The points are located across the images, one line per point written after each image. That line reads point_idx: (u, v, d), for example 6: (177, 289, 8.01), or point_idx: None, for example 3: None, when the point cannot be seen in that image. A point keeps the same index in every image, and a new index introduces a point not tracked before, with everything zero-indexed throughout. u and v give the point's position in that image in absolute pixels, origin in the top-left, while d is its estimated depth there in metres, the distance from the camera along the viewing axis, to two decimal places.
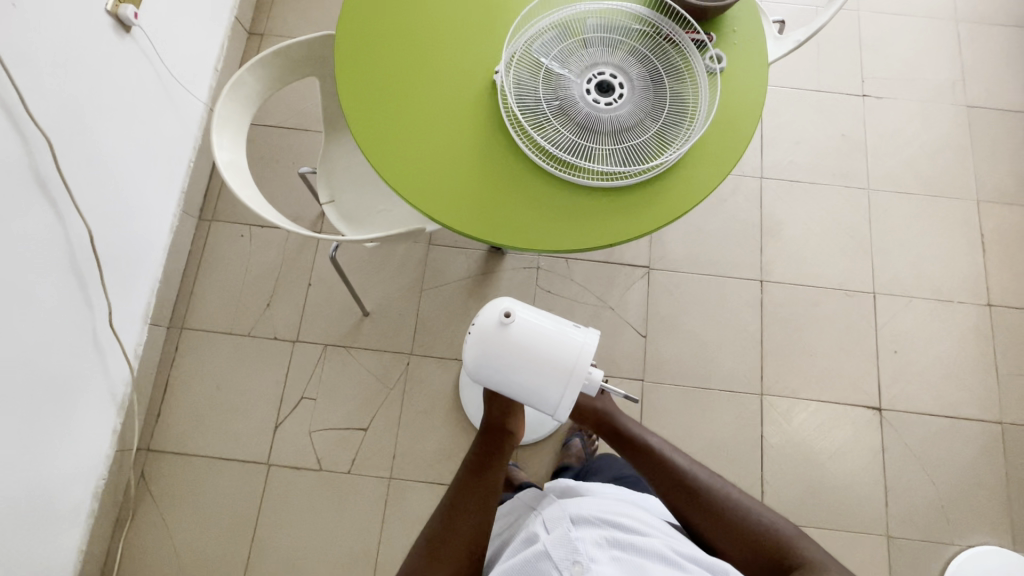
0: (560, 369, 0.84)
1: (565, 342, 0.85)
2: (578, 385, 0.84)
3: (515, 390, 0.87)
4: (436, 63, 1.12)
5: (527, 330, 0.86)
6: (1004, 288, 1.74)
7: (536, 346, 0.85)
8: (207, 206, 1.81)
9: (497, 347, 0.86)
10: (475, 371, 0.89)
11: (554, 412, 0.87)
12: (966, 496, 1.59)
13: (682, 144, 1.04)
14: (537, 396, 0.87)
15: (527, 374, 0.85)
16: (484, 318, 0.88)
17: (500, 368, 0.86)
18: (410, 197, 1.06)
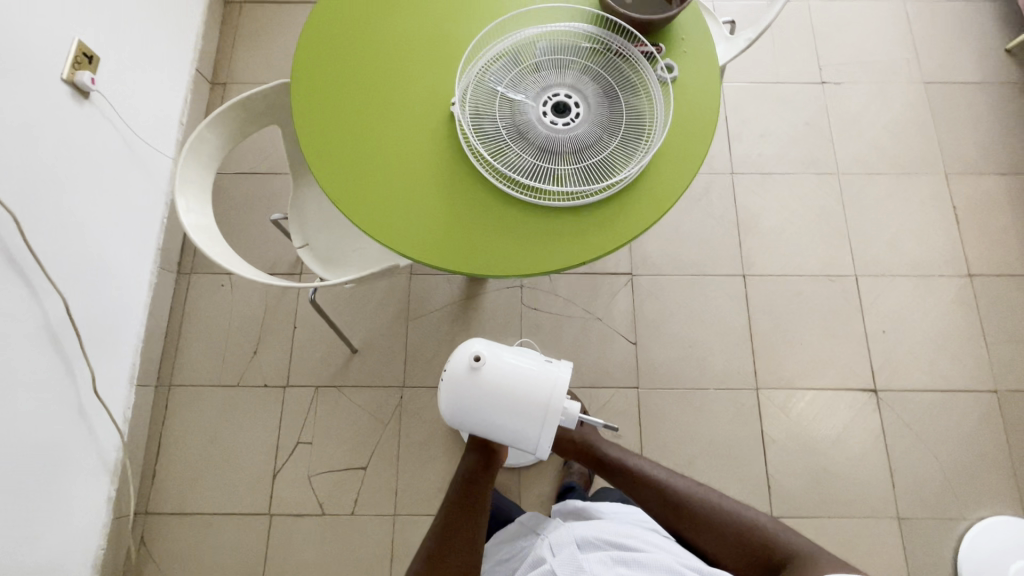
0: (536, 407, 0.84)
1: (538, 379, 0.85)
2: (556, 420, 0.84)
3: (494, 432, 0.87)
4: (392, 102, 1.13)
5: (498, 372, 0.86)
6: (982, 256, 1.76)
7: (509, 386, 0.85)
8: (184, 259, 1.80)
9: (470, 392, 0.86)
10: (452, 419, 0.89)
11: (535, 451, 0.86)
12: (970, 468, 1.59)
13: (643, 156, 1.05)
14: (516, 437, 0.86)
15: (502, 414, 0.85)
16: (454, 364, 0.88)
17: (476, 412, 0.86)
18: (380, 237, 1.06)
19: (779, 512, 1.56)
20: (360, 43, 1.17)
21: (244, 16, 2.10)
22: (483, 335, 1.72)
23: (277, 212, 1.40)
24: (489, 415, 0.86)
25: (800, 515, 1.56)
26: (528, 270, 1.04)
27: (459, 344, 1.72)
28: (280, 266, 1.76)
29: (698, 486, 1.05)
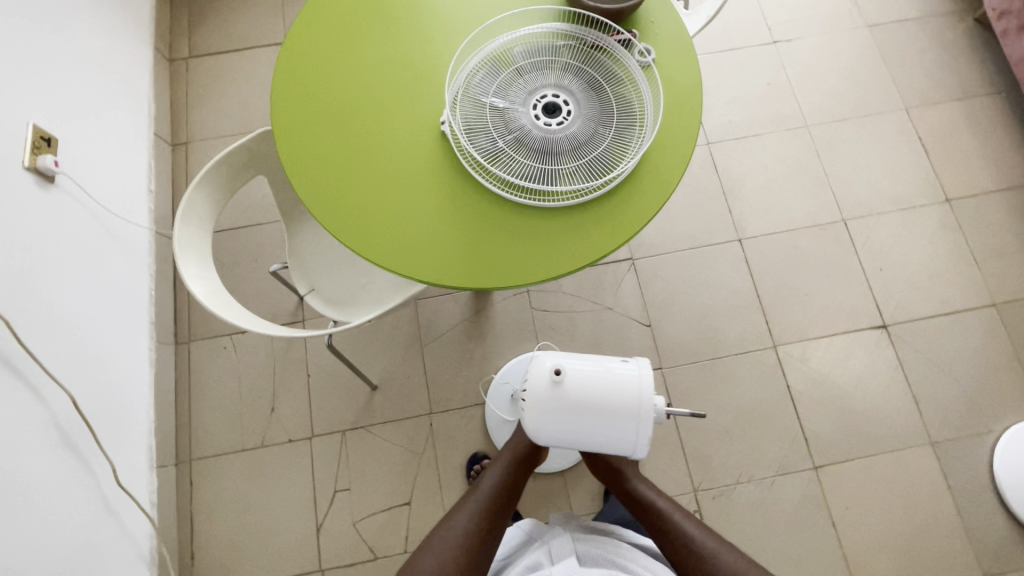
0: (627, 407, 0.84)
1: (622, 380, 0.85)
2: (650, 417, 0.84)
3: (588, 441, 0.87)
4: (381, 130, 1.12)
5: (583, 381, 0.85)
6: (955, 180, 1.83)
7: (596, 393, 0.84)
8: (180, 329, 1.74)
9: (558, 407, 0.85)
10: (542, 436, 0.88)
11: (633, 452, 0.86)
12: (986, 382, 1.65)
13: (641, 140, 1.06)
14: (611, 441, 0.86)
15: (595, 422, 0.85)
16: (534, 382, 0.87)
17: (568, 425, 0.86)
18: (396, 268, 1.05)
19: (820, 460, 1.60)
20: (336, 77, 1.15)
21: (192, 71, 2.05)
22: (500, 346, 1.71)
23: (276, 262, 1.36)
24: (583, 426, 0.85)
25: (840, 459, 1.60)
26: (551, 274, 1.03)
27: (479, 360, 1.70)
28: (281, 316, 1.71)
29: (711, 539, 1.03)
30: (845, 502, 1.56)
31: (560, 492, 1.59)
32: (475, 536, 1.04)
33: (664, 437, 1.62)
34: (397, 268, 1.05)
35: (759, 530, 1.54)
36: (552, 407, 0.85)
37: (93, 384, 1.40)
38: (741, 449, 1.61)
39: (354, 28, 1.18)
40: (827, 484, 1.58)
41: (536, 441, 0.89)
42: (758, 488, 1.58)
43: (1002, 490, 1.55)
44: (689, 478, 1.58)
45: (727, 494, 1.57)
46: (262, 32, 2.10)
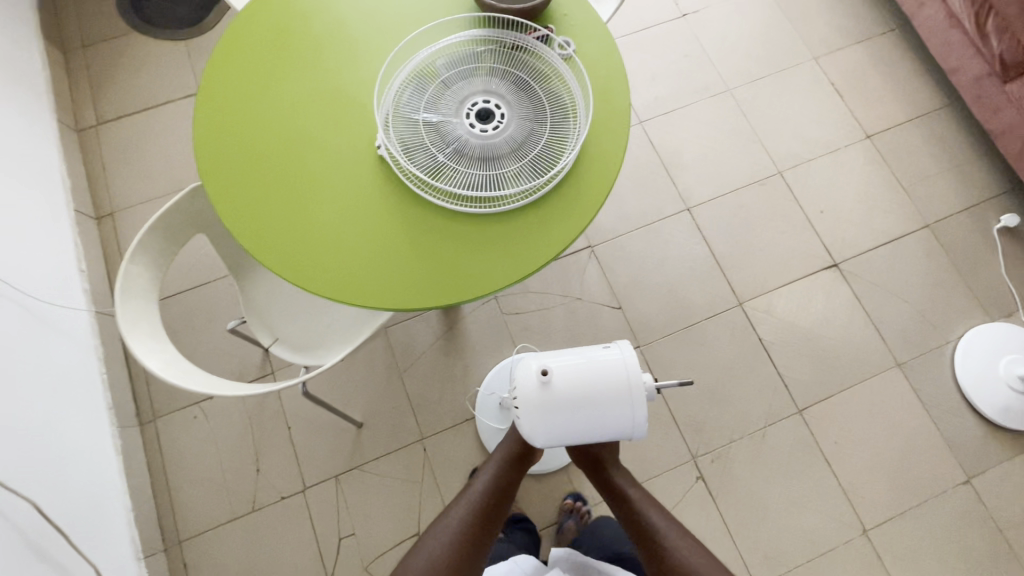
0: (618, 391, 0.85)
1: (609, 367, 0.86)
2: (642, 395, 0.85)
3: (587, 434, 0.87)
4: (318, 165, 1.09)
5: (571, 375, 0.85)
6: (871, 117, 1.95)
7: (586, 384, 0.85)
8: (142, 408, 1.64)
9: (551, 406, 0.85)
10: (542, 440, 0.87)
11: (634, 432, 0.87)
12: (935, 298, 1.76)
13: (577, 131, 1.07)
14: (609, 427, 0.86)
15: (591, 413, 0.85)
16: (523, 385, 0.86)
17: (566, 422, 0.86)
18: (360, 301, 1.02)
19: (803, 403, 1.66)
20: (260, 120, 1.12)
21: (105, 138, 1.94)
22: (479, 357, 1.70)
23: (233, 319, 1.31)
24: (581, 419, 0.85)
25: (821, 397, 1.67)
26: (518, 276, 1.03)
27: (461, 375, 1.68)
28: (249, 373, 1.65)
29: (676, 531, 1.08)
30: (833, 438, 1.63)
31: (565, 488, 1.59)
32: (467, 541, 1.04)
33: (655, 413, 1.65)
34: (363, 301, 1.02)
35: (761, 482, 1.59)
36: (547, 409, 0.85)
37: (60, 485, 1.30)
38: (729, 408, 1.65)
39: (269, 68, 1.15)
40: (814, 424, 1.64)
41: (537, 445, 0.88)
42: (752, 442, 1.62)
43: (968, 395, 1.65)
44: (685, 446, 1.61)
45: (725, 455, 1.61)
46: (172, 85, 2.02)
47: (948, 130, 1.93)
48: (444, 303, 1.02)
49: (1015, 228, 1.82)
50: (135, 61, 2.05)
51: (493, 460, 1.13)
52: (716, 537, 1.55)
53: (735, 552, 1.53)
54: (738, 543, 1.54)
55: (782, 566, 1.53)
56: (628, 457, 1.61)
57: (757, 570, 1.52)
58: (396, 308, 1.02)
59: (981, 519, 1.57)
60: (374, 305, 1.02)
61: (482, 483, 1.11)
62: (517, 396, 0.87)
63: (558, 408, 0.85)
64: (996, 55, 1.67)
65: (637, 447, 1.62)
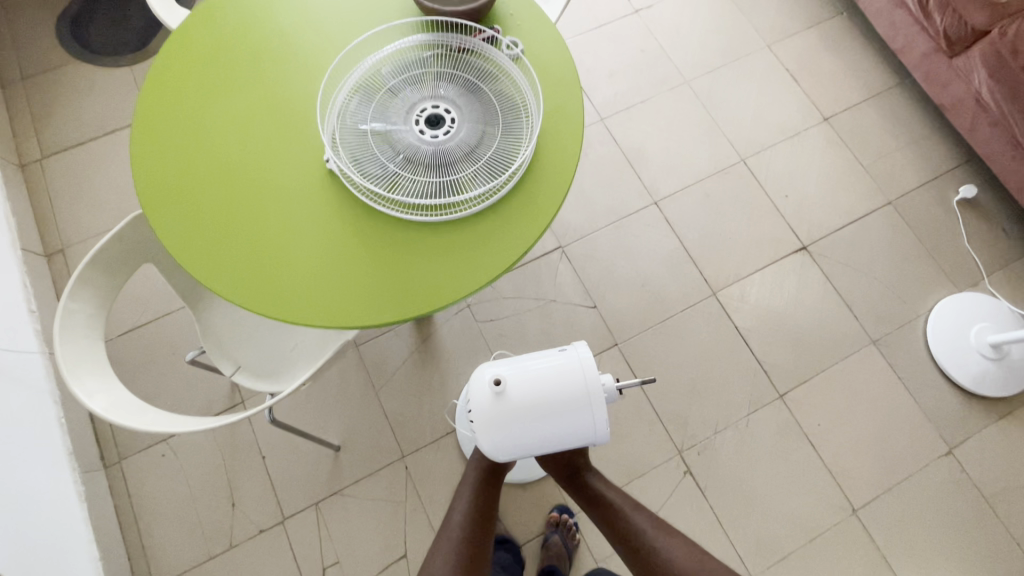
0: (576, 397, 0.82)
1: (565, 371, 0.83)
2: (601, 399, 0.83)
3: (548, 442, 0.84)
4: (266, 185, 1.05)
5: (525, 383, 0.82)
6: (827, 99, 1.97)
7: (542, 392, 0.82)
8: (107, 450, 1.57)
9: (505, 417, 0.82)
10: (500, 452, 0.84)
11: (596, 438, 0.85)
12: (904, 273, 1.78)
13: (530, 130, 1.05)
14: (569, 434, 0.84)
15: (548, 421, 0.82)
16: (476, 397, 0.83)
17: (524, 432, 0.83)
18: (320, 322, 0.98)
19: (783, 387, 1.66)
20: (200, 143, 1.07)
21: (51, 172, 1.87)
22: (455, 369, 1.66)
23: (191, 351, 1.25)
24: (538, 429, 0.83)
25: (801, 380, 1.67)
26: (480, 284, 1.00)
27: (438, 388, 1.64)
28: (217, 404, 1.58)
29: (660, 530, 1.07)
30: (816, 420, 1.63)
31: (553, 495, 1.56)
32: (460, 570, 1.02)
33: (637, 410, 1.63)
34: (323, 322, 0.98)
35: (749, 470, 1.58)
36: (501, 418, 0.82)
37: (32, 531, 1.23)
38: (710, 399, 1.64)
39: (206, 88, 1.11)
40: (796, 407, 1.64)
41: (496, 458, 0.85)
42: (736, 431, 1.61)
43: (943, 366, 1.67)
44: (669, 441, 1.60)
45: (710, 446, 1.60)
46: (119, 113, 1.95)
47: (902, 107, 1.96)
48: (407, 316, 0.98)
49: (974, 198, 1.85)
50: (79, 91, 1.98)
51: (465, 484, 1.12)
52: (708, 531, 1.53)
53: (728, 545, 1.52)
54: (729, 535, 1.53)
55: (776, 553, 1.51)
56: (614, 457, 1.58)
57: (751, 561, 1.50)
58: (357, 325, 0.98)
59: (966, 488, 1.58)
60: (335, 325, 0.98)
61: (460, 508, 1.10)
62: (472, 408, 0.84)
63: (512, 418, 0.82)
64: (941, 30, 1.70)
65: (622, 446, 1.59)
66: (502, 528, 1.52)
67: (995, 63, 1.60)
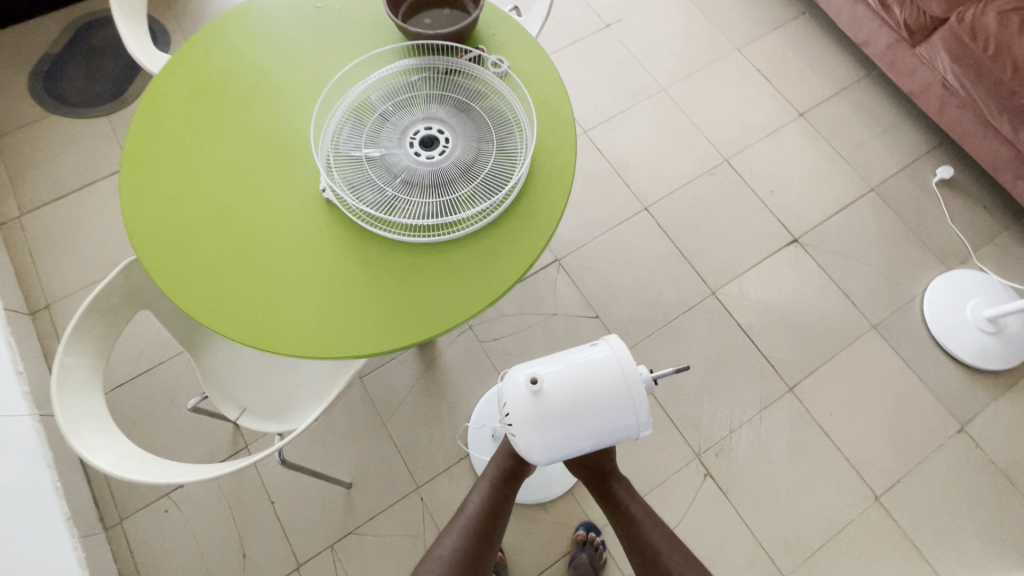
0: (616, 389, 0.80)
1: (601, 364, 0.81)
2: (642, 389, 0.81)
3: (591, 439, 0.82)
4: (265, 220, 1.04)
5: (562, 379, 0.81)
6: (800, 96, 2.03)
7: (580, 387, 0.80)
8: (106, 511, 1.50)
9: (545, 416, 0.80)
10: (544, 453, 0.82)
11: (640, 431, 0.83)
12: (894, 256, 1.81)
13: (525, 143, 1.05)
14: (613, 429, 0.82)
15: (590, 416, 0.80)
16: (514, 396, 0.82)
17: (564, 430, 0.81)
18: (333, 352, 0.95)
19: (792, 379, 1.66)
20: (194, 185, 1.06)
21: (30, 229, 1.82)
22: (463, 391, 1.63)
23: (193, 397, 1.20)
24: (580, 425, 0.81)
25: (808, 372, 1.67)
26: (492, 298, 0.98)
27: (447, 413, 1.61)
28: (221, 451, 1.54)
29: (673, 548, 1.06)
30: (828, 409, 1.63)
31: (575, 512, 1.52)
32: (463, 564, 1.03)
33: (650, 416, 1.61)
34: (336, 352, 0.96)
35: (768, 467, 1.57)
36: (542, 416, 0.80)
37: None
38: (722, 399, 1.63)
39: (195, 129, 1.10)
40: (807, 399, 1.63)
41: (536, 460, 0.83)
42: (751, 428, 1.60)
43: (945, 345, 1.69)
44: (686, 445, 1.58)
45: (727, 446, 1.59)
46: (97, 163, 1.92)
47: (872, 97, 2.02)
48: (422, 338, 0.96)
49: (951, 178, 1.90)
50: (55, 145, 1.95)
51: (486, 478, 1.11)
52: (734, 532, 1.50)
53: (756, 545, 1.49)
54: (756, 534, 1.50)
55: (805, 549, 1.49)
56: (632, 466, 1.56)
57: (781, 560, 1.48)
58: (372, 352, 0.96)
59: (983, 464, 1.58)
60: (349, 354, 0.96)
61: (478, 499, 1.10)
62: (509, 409, 0.83)
63: (553, 416, 0.80)
64: (902, 22, 1.78)
65: (639, 454, 1.57)
66: (526, 551, 1.48)
67: (958, 48, 1.69)
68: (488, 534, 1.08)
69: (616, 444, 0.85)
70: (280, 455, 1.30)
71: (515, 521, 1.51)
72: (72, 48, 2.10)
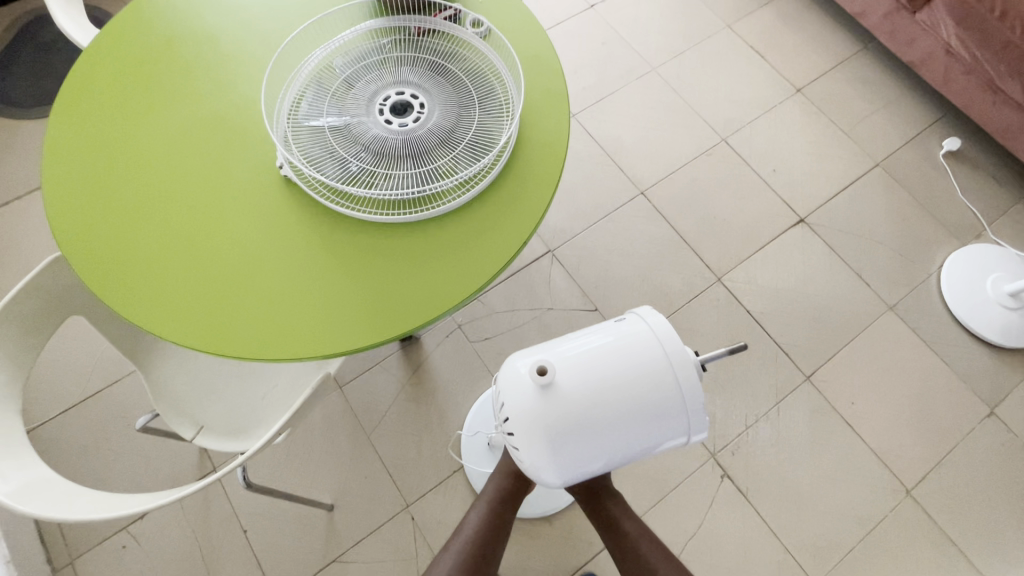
0: (655, 374, 0.67)
1: (632, 344, 0.69)
2: (686, 370, 0.67)
3: (626, 438, 0.68)
4: (216, 205, 0.89)
5: (583, 371, 0.67)
6: (796, 71, 1.93)
7: (606, 373, 0.67)
8: (54, 553, 1.33)
9: (563, 412, 0.66)
10: (568, 459, 0.68)
11: (690, 424, 0.69)
12: (905, 233, 1.71)
13: (512, 107, 0.92)
14: (655, 424, 0.68)
15: (622, 408, 0.67)
16: (521, 392, 0.68)
17: (590, 428, 0.67)
18: (303, 354, 0.81)
19: (809, 368, 1.54)
20: (129, 171, 0.91)
21: None
22: (454, 397, 1.49)
23: (141, 417, 1.04)
24: (609, 429, 0.67)
25: (825, 358, 1.55)
26: (485, 281, 0.85)
27: (437, 422, 1.46)
28: (185, 477, 1.38)
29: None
30: (849, 399, 1.51)
31: (583, 525, 1.38)
32: None
33: None
34: (308, 354, 0.81)
35: (789, 464, 1.44)
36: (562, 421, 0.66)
37: None
38: (735, 393, 1.51)
39: (130, 108, 0.95)
40: (825, 388, 1.51)
41: (558, 469, 0.68)
42: (768, 423, 1.48)
43: (966, 324, 1.58)
44: (699, 443, 1.45)
45: (744, 443, 1.46)
46: None
47: (871, 71, 1.93)
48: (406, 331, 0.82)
49: (958, 150, 1.81)
50: None
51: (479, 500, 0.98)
52: (758, 538, 1.37)
53: (782, 551, 1.36)
54: (781, 538, 1.37)
55: (836, 552, 1.36)
56: (642, 469, 1.42)
57: (809, 564, 1.35)
58: (349, 351, 0.81)
59: (1016, 449, 1.47)
60: (322, 355, 0.81)
61: (479, 513, 0.96)
62: (517, 409, 0.68)
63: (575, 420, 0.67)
64: None
65: (649, 456, 1.44)
66: (532, 571, 1.33)
67: (961, 11, 1.58)
68: (491, 555, 0.93)
69: (660, 444, 0.70)
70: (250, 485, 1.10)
71: (517, 537, 1.36)
72: (15, 46, 1.94)
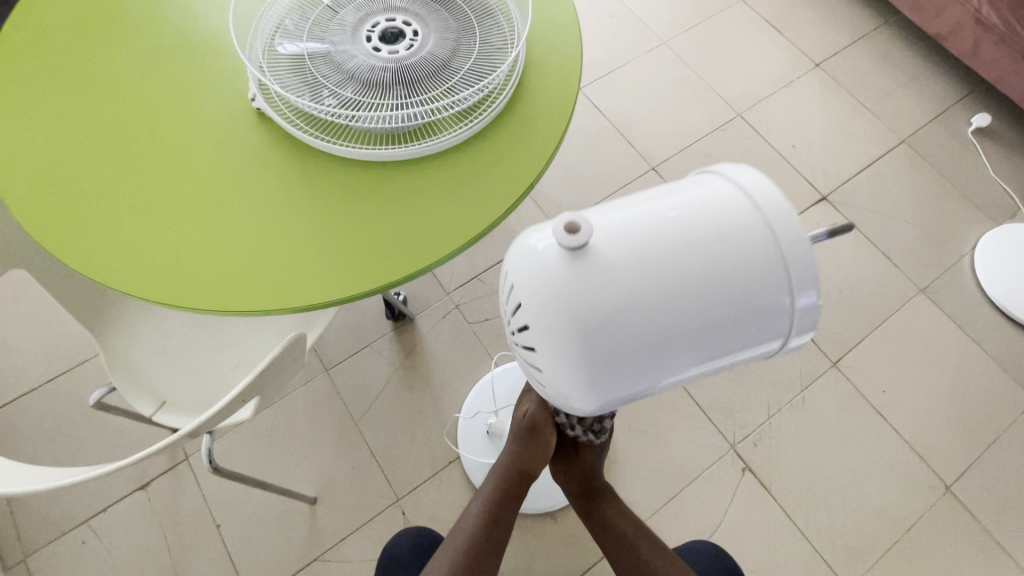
0: (735, 228, 0.51)
1: (702, 197, 0.53)
2: (780, 222, 0.51)
3: (700, 315, 0.51)
4: (179, 141, 0.78)
5: (636, 245, 0.51)
6: (814, 45, 1.84)
7: (669, 228, 0.51)
8: (6, 549, 1.20)
9: (609, 278, 0.50)
10: (616, 346, 0.51)
11: (787, 299, 0.52)
12: (934, 212, 1.60)
13: (517, 36, 0.82)
14: (740, 295, 0.51)
15: (694, 270, 0.50)
16: (551, 258, 0.51)
17: (647, 301, 0.50)
18: (284, 303, 0.70)
19: (835, 354, 1.42)
20: (85, 106, 0.80)
21: None
22: (451, 382, 1.37)
23: (96, 390, 0.93)
24: (670, 324, 0.51)
25: (852, 343, 1.43)
26: (487, 226, 0.74)
27: (432, 409, 1.34)
28: (155, 467, 1.26)
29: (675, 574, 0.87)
30: (880, 387, 1.39)
31: None
32: None
33: (672, 402, 1.36)
34: (282, 305, 0.70)
35: (817, 457, 1.32)
36: (605, 308, 0.50)
37: None
38: (757, 380, 1.39)
39: (89, 39, 0.85)
40: (853, 375, 1.39)
41: (604, 363, 0.51)
42: (792, 412, 1.36)
43: (1003, 308, 1.47)
44: (718, 433, 1.33)
45: (767, 434, 1.33)
46: None
47: (893, 46, 1.83)
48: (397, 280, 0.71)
49: (989, 127, 1.71)
50: None
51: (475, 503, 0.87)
52: (784, 537, 1.25)
53: (810, 552, 1.24)
54: (809, 538, 1.25)
55: (869, 553, 1.24)
56: (656, 461, 1.30)
57: (841, 566, 1.23)
58: (331, 301, 0.70)
59: None
60: (299, 305, 0.70)
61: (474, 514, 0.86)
62: (546, 284, 0.51)
63: (623, 310, 0.50)
64: None
65: (663, 447, 1.32)
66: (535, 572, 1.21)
67: None
68: (486, 565, 0.84)
69: (747, 335, 0.53)
70: (230, 473, 0.96)
71: (519, 535, 1.24)
72: None
